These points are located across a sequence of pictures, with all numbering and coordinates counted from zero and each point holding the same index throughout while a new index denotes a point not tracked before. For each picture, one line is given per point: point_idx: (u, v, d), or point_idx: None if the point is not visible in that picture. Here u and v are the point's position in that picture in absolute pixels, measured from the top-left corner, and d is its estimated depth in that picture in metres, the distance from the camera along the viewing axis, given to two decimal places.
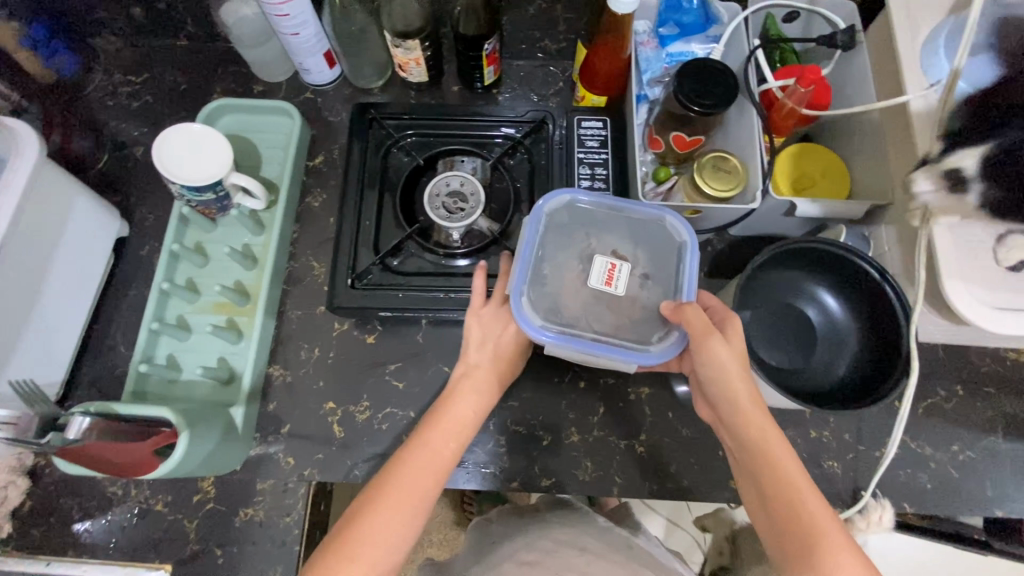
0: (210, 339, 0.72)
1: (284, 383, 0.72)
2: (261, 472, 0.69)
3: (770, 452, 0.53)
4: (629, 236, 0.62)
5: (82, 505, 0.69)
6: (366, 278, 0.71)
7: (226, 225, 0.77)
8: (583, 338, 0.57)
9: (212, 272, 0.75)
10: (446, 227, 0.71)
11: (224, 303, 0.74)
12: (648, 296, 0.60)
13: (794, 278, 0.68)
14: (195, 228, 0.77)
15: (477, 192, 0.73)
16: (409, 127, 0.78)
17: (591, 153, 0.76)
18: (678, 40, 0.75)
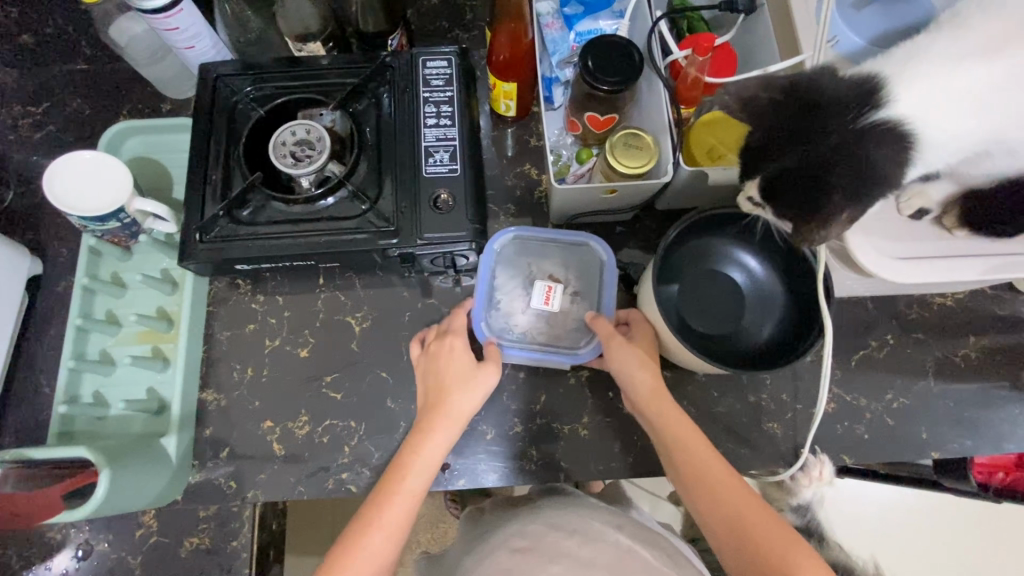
0: (135, 370, 0.71)
1: (219, 408, 0.71)
2: (203, 499, 0.68)
3: (703, 466, 0.57)
4: (563, 261, 0.74)
5: (22, 555, 0.67)
6: (213, 231, 0.68)
7: (144, 253, 0.76)
8: (525, 346, 0.70)
9: (132, 301, 0.74)
10: (294, 175, 0.68)
11: (149, 333, 0.72)
12: (578, 311, 0.72)
13: (717, 246, 0.69)
14: (110, 260, 0.75)
15: (323, 136, 0.70)
16: (252, 80, 0.74)
17: (436, 92, 0.73)
18: (585, 18, 0.74)
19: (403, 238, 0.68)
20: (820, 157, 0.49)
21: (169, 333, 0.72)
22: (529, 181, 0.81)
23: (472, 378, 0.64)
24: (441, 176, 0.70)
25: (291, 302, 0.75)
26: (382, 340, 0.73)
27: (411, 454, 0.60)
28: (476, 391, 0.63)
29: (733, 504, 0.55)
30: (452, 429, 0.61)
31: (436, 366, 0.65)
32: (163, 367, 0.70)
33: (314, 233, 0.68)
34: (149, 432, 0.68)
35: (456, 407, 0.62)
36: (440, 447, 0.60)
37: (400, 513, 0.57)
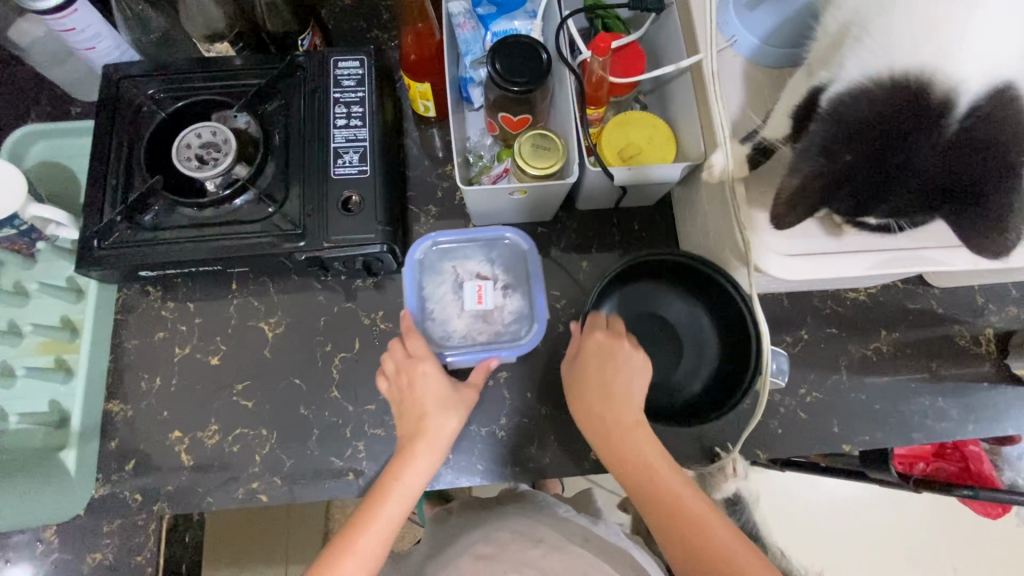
0: (36, 382, 0.68)
1: (127, 418, 0.69)
2: (108, 513, 0.66)
3: (647, 459, 0.57)
4: (487, 259, 0.75)
5: None
6: (112, 236, 0.66)
7: (47, 261, 0.73)
8: (468, 349, 0.70)
9: (35, 310, 0.71)
10: (197, 178, 0.67)
11: (52, 343, 0.70)
12: (512, 302, 0.73)
13: (653, 287, 0.68)
14: (11, 269, 0.72)
15: (228, 138, 0.68)
16: (157, 82, 0.72)
17: (347, 93, 0.72)
18: (499, 18, 0.73)
19: (310, 241, 0.67)
20: (928, 179, 0.46)
21: (73, 341, 0.70)
22: (451, 183, 0.80)
23: (450, 403, 0.63)
24: (351, 178, 0.69)
25: (205, 309, 0.73)
26: (297, 346, 0.72)
27: (389, 488, 0.59)
28: (457, 416, 0.62)
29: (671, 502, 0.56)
30: (436, 456, 0.60)
31: (410, 394, 0.63)
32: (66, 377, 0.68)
33: (219, 238, 0.67)
34: (50, 444, 0.66)
35: (435, 435, 0.61)
36: (423, 473, 0.60)
37: (377, 538, 0.56)
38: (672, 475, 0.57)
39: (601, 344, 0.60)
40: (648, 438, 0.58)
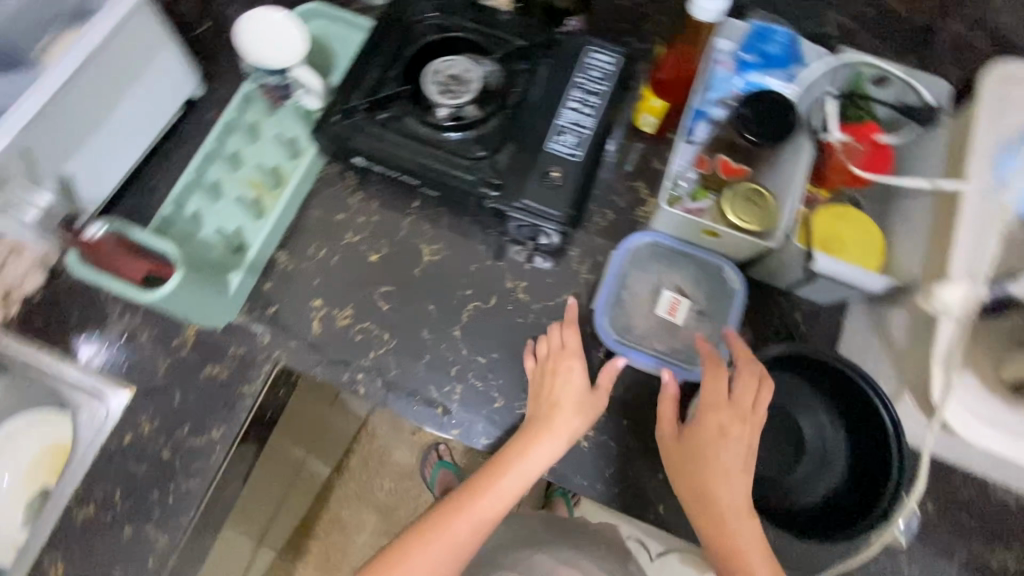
0: (237, 208, 0.78)
1: (287, 272, 0.77)
2: (238, 339, 0.74)
3: (744, 551, 0.53)
4: (695, 279, 0.69)
5: (80, 314, 0.74)
6: (350, 118, 0.74)
7: (283, 115, 0.83)
8: (640, 352, 0.67)
9: (257, 150, 0.81)
10: (436, 101, 0.73)
11: (260, 183, 0.79)
12: (701, 329, 0.68)
13: (791, 383, 0.64)
14: (255, 109, 0.82)
15: (476, 80, 0.75)
16: (438, 8, 0.79)
17: (591, 82, 0.75)
18: (757, 70, 0.74)
19: (503, 195, 0.71)
20: None
21: (275, 189, 0.79)
22: (638, 197, 0.80)
23: (580, 404, 0.65)
24: (562, 156, 0.72)
25: (383, 213, 0.80)
26: (443, 278, 0.77)
27: (508, 462, 0.62)
28: (582, 417, 0.64)
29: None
30: (561, 446, 0.63)
31: (545, 385, 0.67)
32: (258, 215, 0.77)
33: (431, 158, 0.73)
34: (224, 263, 0.75)
35: (562, 428, 0.63)
36: (547, 458, 0.62)
37: (497, 499, 0.60)
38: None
39: (729, 415, 0.58)
40: (750, 526, 0.54)
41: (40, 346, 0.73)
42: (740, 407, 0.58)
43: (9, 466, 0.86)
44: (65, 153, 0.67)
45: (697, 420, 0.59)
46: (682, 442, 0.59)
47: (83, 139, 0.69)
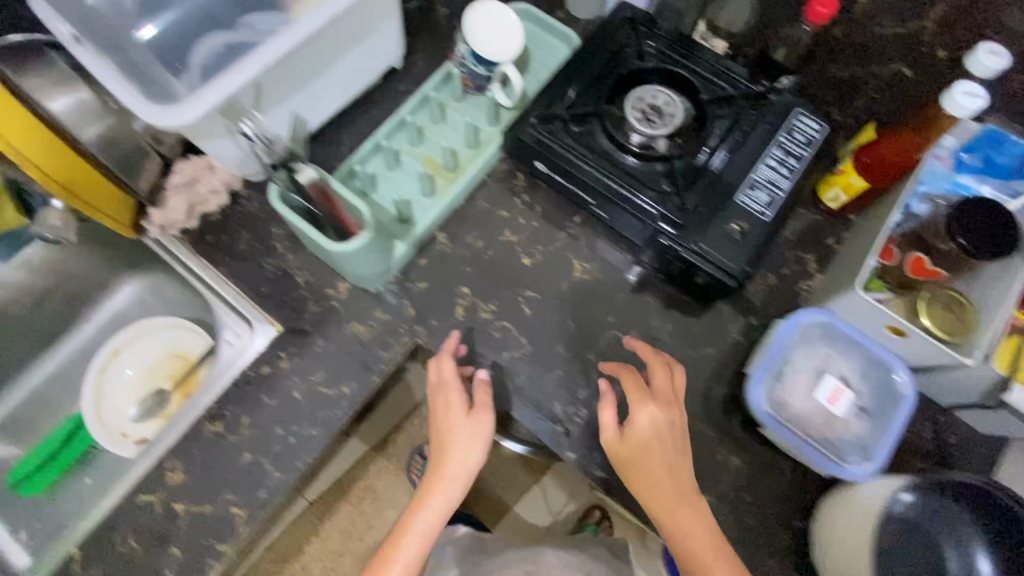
0: (412, 181, 0.81)
1: (441, 253, 0.79)
2: (384, 305, 0.76)
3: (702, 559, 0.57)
4: (860, 372, 0.66)
5: (247, 243, 0.78)
6: (545, 123, 0.74)
7: (471, 104, 0.85)
8: (791, 432, 0.63)
9: (441, 130, 0.83)
10: (634, 127, 0.72)
11: (437, 162, 0.82)
12: (859, 426, 0.64)
13: (961, 544, 0.54)
14: (448, 92, 0.85)
15: (677, 116, 0.74)
16: (652, 36, 0.79)
17: (794, 144, 0.73)
18: (971, 175, 0.71)
19: (682, 236, 0.69)
20: None
21: (450, 173, 0.81)
22: (803, 270, 0.78)
23: (467, 424, 0.64)
24: (750, 212, 0.69)
25: (544, 220, 0.81)
26: (591, 298, 0.76)
27: (421, 506, 0.62)
28: (466, 421, 0.64)
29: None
30: (456, 487, 0.62)
31: (435, 416, 0.66)
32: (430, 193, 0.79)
33: (615, 181, 0.72)
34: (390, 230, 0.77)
35: (454, 460, 0.63)
36: (441, 508, 0.62)
37: (418, 541, 0.61)
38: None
39: (656, 418, 0.61)
40: (701, 530, 0.58)
41: (206, 263, 0.77)
42: (653, 403, 0.62)
43: (135, 361, 0.91)
44: (286, 94, 0.71)
45: (630, 429, 0.61)
46: (623, 443, 0.60)
47: (302, 85, 0.72)
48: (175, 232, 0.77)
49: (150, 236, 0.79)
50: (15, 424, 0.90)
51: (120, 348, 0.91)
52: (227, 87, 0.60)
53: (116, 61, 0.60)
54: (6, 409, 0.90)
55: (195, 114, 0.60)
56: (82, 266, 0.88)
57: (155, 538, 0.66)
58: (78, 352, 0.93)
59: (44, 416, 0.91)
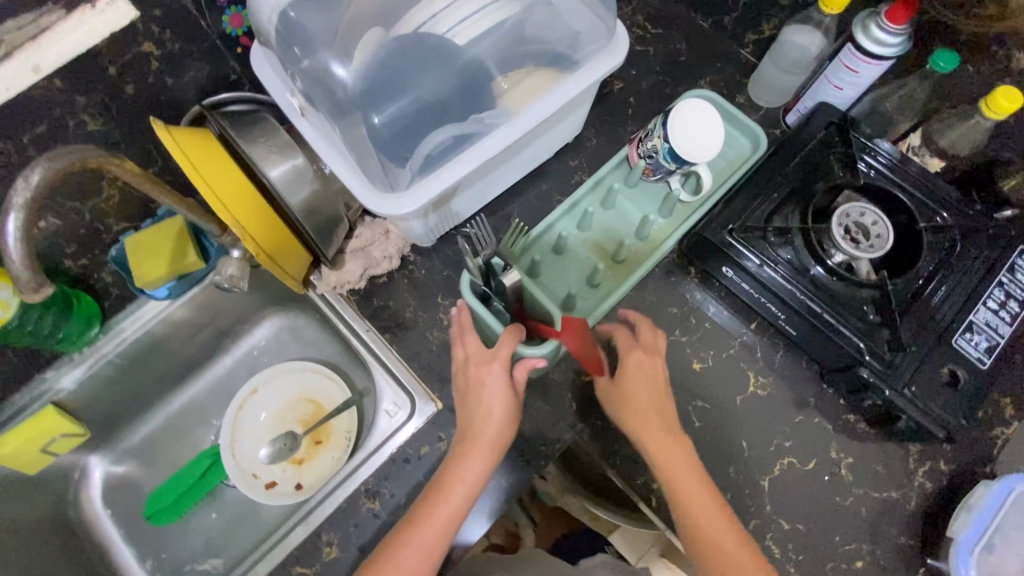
0: (579, 268, 0.77)
1: (607, 345, 0.75)
2: (547, 396, 0.73)
3: (713, 537, 0.59)
4: None
5: (412, 311, 0.77)
6: (744, 231, 0.70)
7: (642, 190, 0.81)
8: None
9: (608, 219, 0.80)
10: (845, 249, 0.68)
11: (605, 250, 0.78)
12: None
13: None
14: (619, 175, 0.81)
15: (885, 239, 0.70)
16: (862, 147, 0.74)
17: (1015, 286, 0.69)
18: None
19: (892, 376, 0.64)
20: None
21: (619, 264, 0.78)
22: (1000, 414, 0.72)
23: (500, 387, 0.63)
24: (969, 357, 0.65)
25: (716, 324, 0.77)
26: (765, 417, 0.72)
27: (455, 472, 0.61)
28: (507, 399, 0.63)
29: (730, 562, 0.57)
30: (487, 460, 0.61)
31: (469, 398, 0.64)
32: (595, 288, 0.76)
33: (817, 303, 0.68)
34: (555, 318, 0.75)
35: (487, 434, 0.62)
36: (475, 475, 0.61)
37: (447, 510, 0.60)
38: (736, 541, 0.59)
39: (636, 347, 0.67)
40: (698, 480, 0.61)
41: (372, 326, 0.78)
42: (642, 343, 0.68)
43: (268, 404, 0.90)
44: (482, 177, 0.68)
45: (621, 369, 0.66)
46: (612, 385, 0.66)
47: (497, 169, 0.70)
48: (344, 291, 0.78)
49: (317, 291, 0.80)
50: (148, 451, 0.89)
51: (258, 387, 0.91)
52: (446, 177, 0.60)
53: (344, 143, 0.61)
54: (141, 436, 0.89)
55: (415, 203, 0.60)
56: (233, 304, 0.87)
57: None
58: (213, 384, 0.93)
59: (173, 446, 0.90)
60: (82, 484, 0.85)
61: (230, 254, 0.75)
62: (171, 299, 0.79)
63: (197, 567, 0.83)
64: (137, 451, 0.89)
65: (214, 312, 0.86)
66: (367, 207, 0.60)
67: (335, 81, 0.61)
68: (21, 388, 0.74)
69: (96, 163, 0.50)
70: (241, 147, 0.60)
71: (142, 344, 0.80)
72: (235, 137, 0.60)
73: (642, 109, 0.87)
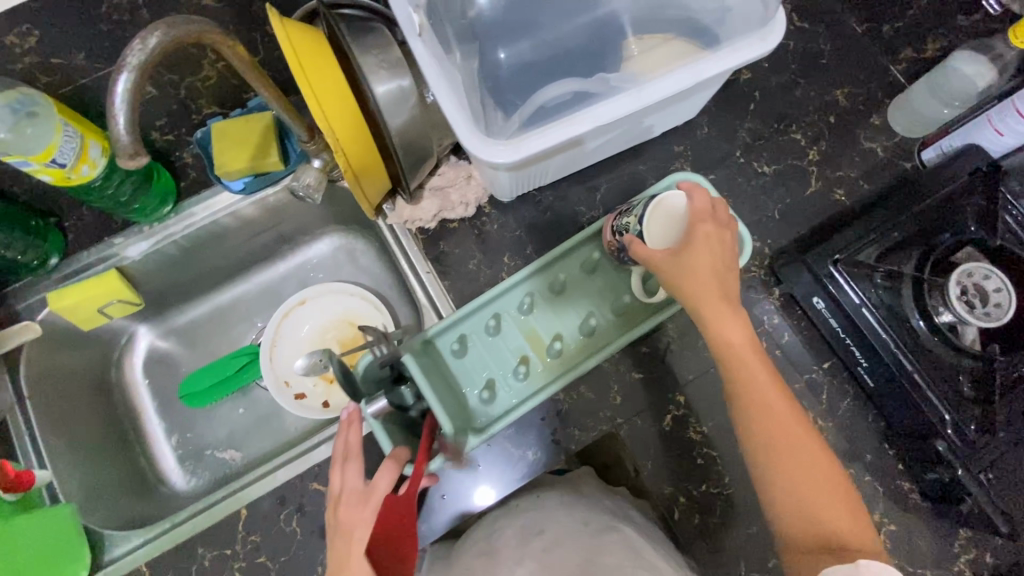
0: (506, 358, 0.70)
1: (667, 348, 0.71)
2: (591, 382, 0.70)
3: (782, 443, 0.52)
4: None
5: (476, 264, 0.75)
6: (849, 265, 0.66)
7: (599, 281, 0.72)
8: None
9: (554, 306, 0.72)
10: (955, 308, 0.62)
11: (540, 342, 0.71)
12: None
13: None
14: (576, 260, 0.72)
15: (1006, 309, 0.62)
16: (1010, 210, 0.67)
17: None
18: None
19: (968, 456, 0.59)
20: None
21: (550, 364, 0.70)
22: None
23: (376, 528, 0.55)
24: None
25: (786, 354, 0.71)
26: None
27: None
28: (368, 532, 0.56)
29: (804, 472, 0.51)
30: None
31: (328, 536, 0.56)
32: (519, 381, 0.69)
33: (910, 361, 0.62)
34: (464, 409, 0.67)
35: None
36: None
37: None
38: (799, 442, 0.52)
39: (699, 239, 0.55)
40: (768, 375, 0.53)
41: (433, 270, 0.76)
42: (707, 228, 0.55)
43: (313, 318, 0.90)
44: (586, 144, 0.64)
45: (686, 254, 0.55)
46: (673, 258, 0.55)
47: (603, 139, 0.65)
48: (413, 227, 0.76)
49: (387, 221, 0.78)
50: (192, 334, 0.91)
51: (307, 299, 0.91)
52: (553, 134, 0.55)
53: (457, 75, 0.58)
54: (188, 317, 0.91)
55: (514, 154, 0.55)
56: (300, 214, 0.87)
57: (317, 530, 0.66)
58: (263, 286, 0.94)
59: (216, 335, 0.92)
60: (126, 349, 0.88)
61: (310, 163, 0.73)
62: (245, 194, 0.78)
63: (217, 454, 0.85)
64: (182, 331, 0.91)
65: (280, 216, 0.85)
66: (465, 147, 0.56)
67: (471, 7, 0.61)
68: (92, 245, 0.76)
69: (211, 40, 0.48)
70: (352, 53, 0.56)
71: (208, 232, 0.80)
72: (349, 43, 0.57)
73: (765, 107, 0.80)
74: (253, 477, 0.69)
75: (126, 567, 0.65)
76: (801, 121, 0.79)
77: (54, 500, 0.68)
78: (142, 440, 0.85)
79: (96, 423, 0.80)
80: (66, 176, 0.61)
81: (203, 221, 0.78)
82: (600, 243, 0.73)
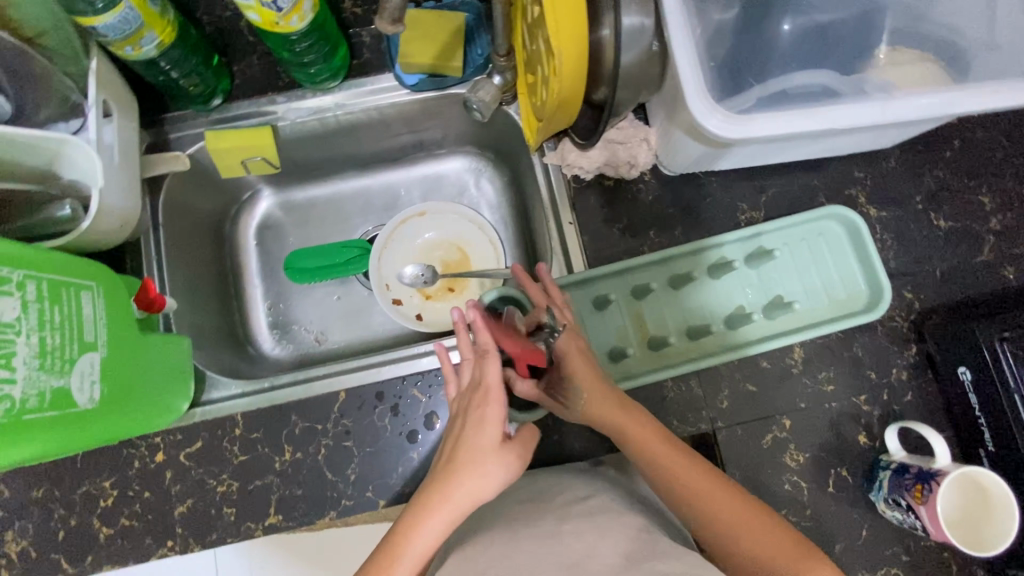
0: (608, 335, 0.71)
1: (787, 370, 0.70)
2: (702, 380, 0.69)
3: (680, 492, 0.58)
4: None
5: (620, 229, 0.73)
6: (1014, 348, 0.62)
7: (720, 287, 0.72)
8: None
9: (670, 298, 0.71)
10: None
11: (646, 328, 0.71)
12: None
13: None
14: (705, 260, 0.72)
15: None
16: None
17: None
18: None
19: None
20: None
21: (649, 353, 0.70)
22: None
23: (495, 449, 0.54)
24: None
25: (902, 413, 0.69)
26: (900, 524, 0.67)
27: (424, 513, 0.51)
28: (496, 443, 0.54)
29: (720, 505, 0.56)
30: (454, 513, 0.52)
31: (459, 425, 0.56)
32: (616, 360, 0.70)
33: None
34: None
35: (475, 482, 0.52)
36: (440, 525, 0.51)
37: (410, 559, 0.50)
38: (651, 431, 0.60)
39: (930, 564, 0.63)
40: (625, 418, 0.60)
41: (575, 222, 0.74)
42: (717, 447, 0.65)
43: (425, 231, 0.90)
44: (787, 142, 0.61)
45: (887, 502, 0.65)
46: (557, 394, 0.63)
47: (804, 141, 0.62)
48: (568, 173, 0.74)
49: (542, 159, 0.77)
50: (307, 212, 0.92)
51: (426, 212, 0.90)
52: (782, 122, 0.53)
53: (698, 34, 0.55)
54: (308, 195, 0.92)
55: (731, 130, 0.53)
56: (448, 127, 0.85)
57: (406, 435, 0.67)
58: (385, 186, 0.93)
59: (328, 219, 0.92)
60: (246, 206, 0.89)
61: (490, 78, 0.71)
62: (412, 90, 0.76)
63: (305, 331, 0.87)
64: (299, 207, 0.91)
65: (430, 122, 0.84)
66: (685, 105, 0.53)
67: None
68: (252, 96, 0.75)
69: None
70: None
71: (362, 116, 0.79)
72: None
73: (959, 159, 0.75)
74: (355, 365, 0.70)
75: (223, 411, 0.68)
76: (992, 185, 0.75)
77: (169, 329, 0.70)
78: (241, 298, 0.87)
79: (207, 269, 0.82)
80: (274, 21, 0.61)
81: (363, 103, 0.77)
82: (736, 252, 0.72)
